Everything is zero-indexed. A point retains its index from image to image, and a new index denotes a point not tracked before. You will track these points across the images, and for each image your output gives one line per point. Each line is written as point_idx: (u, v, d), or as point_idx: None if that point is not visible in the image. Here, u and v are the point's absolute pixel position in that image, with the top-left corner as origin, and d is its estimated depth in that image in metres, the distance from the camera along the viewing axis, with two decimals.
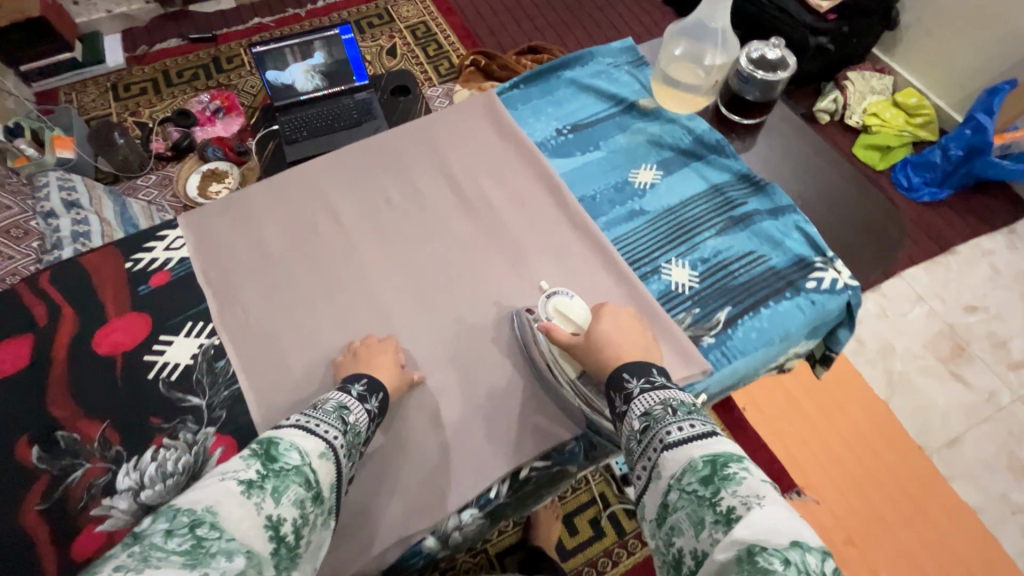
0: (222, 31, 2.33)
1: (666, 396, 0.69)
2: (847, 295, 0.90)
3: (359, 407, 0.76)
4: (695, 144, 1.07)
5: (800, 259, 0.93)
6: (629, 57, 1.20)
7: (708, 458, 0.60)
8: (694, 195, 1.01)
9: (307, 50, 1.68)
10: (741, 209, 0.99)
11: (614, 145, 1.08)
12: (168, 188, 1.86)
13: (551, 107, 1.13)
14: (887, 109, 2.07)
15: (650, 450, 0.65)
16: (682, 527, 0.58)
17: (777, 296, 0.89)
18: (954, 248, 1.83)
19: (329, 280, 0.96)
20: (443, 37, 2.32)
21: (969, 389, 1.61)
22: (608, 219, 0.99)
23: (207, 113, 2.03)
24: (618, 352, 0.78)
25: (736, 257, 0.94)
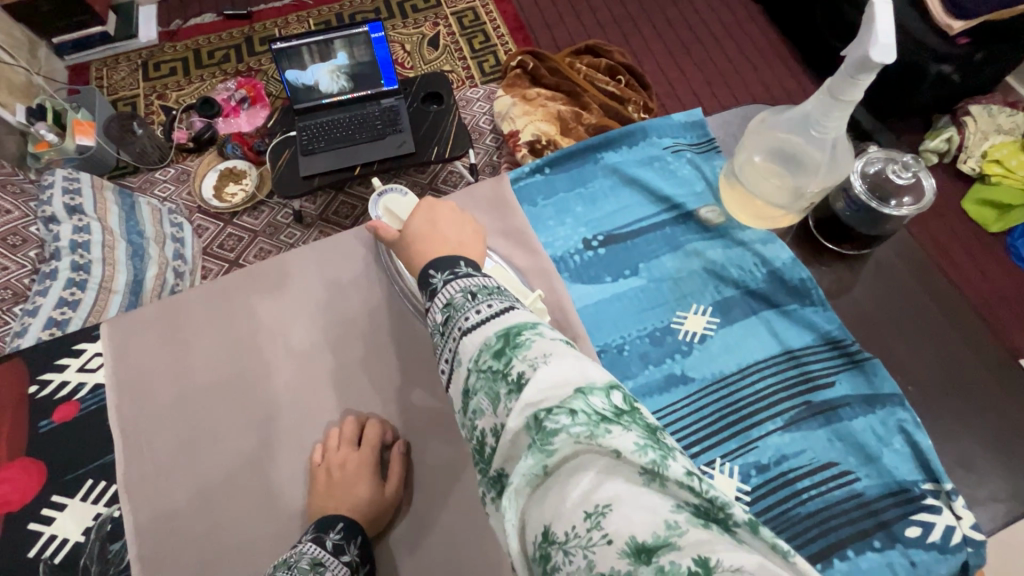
0: (258, 7, 2.16)
1: (466, 279, 0.60)
2: (964, 553, 0.67)
3: (342, 559, 0.68)
4: (768, 285, 0.84)
5: (897, 484, 0.71)
6: (694, 137, 0.98)
7: (500, 334, 0.52)
8: (757, 363, 0.79)
9: (327, 51, 1.48)
10: (822, 393, 0.76)
11: (659, 271, 0.86)
12: (185, 185, 1.77)
13: (581, 206, 0.91)
14: (1014, 155, 1.66)
15: (452, 341, 0.56)
16: (483, 406, 0.50)
17: (860, 542, 0.68)
18: None
19: (269, 432, 0.82)
20: (491, 27, 2.08)
21: None
22: (638, 383, 0.78)
23: (232, 102, 1.89)
24: (426, 252, 0.68)
25: (804, 468, 0.72)
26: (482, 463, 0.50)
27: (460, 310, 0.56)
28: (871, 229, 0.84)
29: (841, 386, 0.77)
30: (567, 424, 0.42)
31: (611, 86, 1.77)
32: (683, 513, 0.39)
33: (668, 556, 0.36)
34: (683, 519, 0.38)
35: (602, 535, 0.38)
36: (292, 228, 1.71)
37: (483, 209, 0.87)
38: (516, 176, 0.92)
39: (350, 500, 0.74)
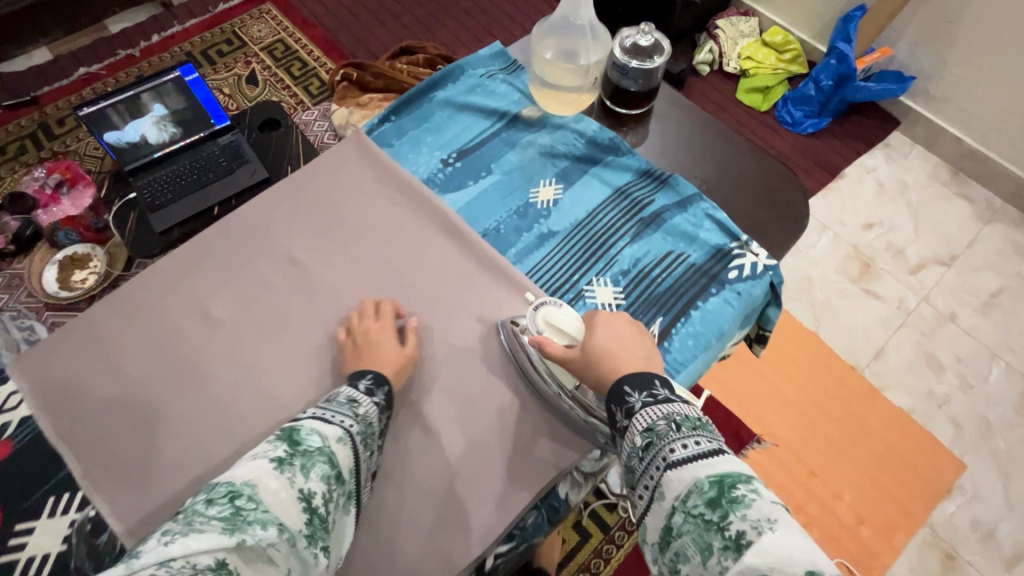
0: (43, 89, 2.01)
1: (668, 410, 0.66)
2: (768, 276, 0.90)
3: (370, 400, 0.75)
4: (588, 148, 1.02)
5: (716, 249, 0.92)
6: (502, 62, 1.13)
7: (714, 479, 0.57)
8: (599, 204, 0.97)
9: (135, 108, 1.48)
10: (649, 208, 0.96)
11: (506, 165, 1.01)
12: (19, 289, 1.58)
13: (430, 136, 1.04)
14: (759, 50, 2.13)
15: (653, 469, 0.62)
16: (688, 552, 0.55)
17: (704, 294, 0.88)
18: (842, 171, 1.95)
19: (221, 389, 0.84)
20: (306, 53, 2.14)
21: (881, 301, 1.72)
22: (518, 249, 0.94)
23: (48, 191, 1.75)
24: (613, 362, 0.74)
25: (653, 262, 0.91)
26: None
27: (666, 440, 0.62)
28: (647, 83, 1.04)
29: (659, 200, 0.97)
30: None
31: None
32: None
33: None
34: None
35: None
36: None
37: (353, 157, 1.02)
38: (372, 128, 1.05)
39: (377, 362, 0.81)
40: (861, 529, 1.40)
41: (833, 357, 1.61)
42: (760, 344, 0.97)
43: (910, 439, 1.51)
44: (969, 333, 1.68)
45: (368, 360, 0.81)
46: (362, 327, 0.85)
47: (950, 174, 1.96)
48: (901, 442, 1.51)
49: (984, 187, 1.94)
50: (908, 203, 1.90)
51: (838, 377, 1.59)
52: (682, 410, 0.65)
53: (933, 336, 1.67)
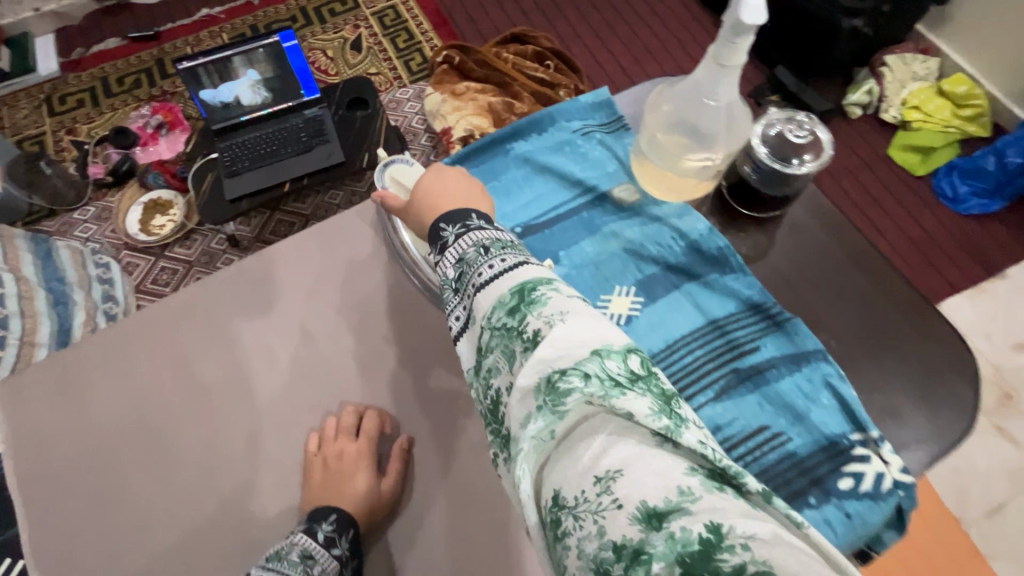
0: (166, 26, 2.06)
1: (478, 231, 0.54)
2: (897, 497, 0.63)
3: (331, 555, 0.71)
4: (687, 256, 0.79)
5: (829, 440, 0.67)
6: (605, 114, 0.90)
7: (514, 288, 0.47)
8: (683, 336, 0.73)
9: (224, 70, 1.44)
10: (749, 358, 0.72)
11: (578, 257, 0.79)
12: (107, 222, 1.67)
13: (498, 200, 0.83)
14: (932, 99, 1.75)
15: (465, 298, 0.51)
16: (497, 366, 0.46)
17: (797, 502, 0.63)
18: (1003, 271, 1.58)
19: (194, 489, 0.77)
20: (414, 24, 2.03)
21: (1015, 447, 1.39)
22: None
23: (149, 130, 1.79)
24: (436, 208, 0.61)
25: (741, 437, 0.67)
26: (495, 424, 0.47)
27: (473, 265, 0.50)
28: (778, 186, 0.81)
29: (759, 356, 0.72)
30: (583, 386, 0.39)
31: (541, 72, 1.76)
32: (697, 476, 0.37)
33: (679, 522, 0.35)
34: (697, 484, 0.36)
35: (613, 500, 0.37)
36: (229, 253, 1.63)
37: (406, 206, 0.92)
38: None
39: (337, 495, 0.77)
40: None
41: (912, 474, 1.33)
42: None
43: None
44: None
45: (332, 485, 0.77)
46: (336, 445, 0.78)
47: None
48: None
49: None
50: None
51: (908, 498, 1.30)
52: (495, 231, 0.53)
53: None
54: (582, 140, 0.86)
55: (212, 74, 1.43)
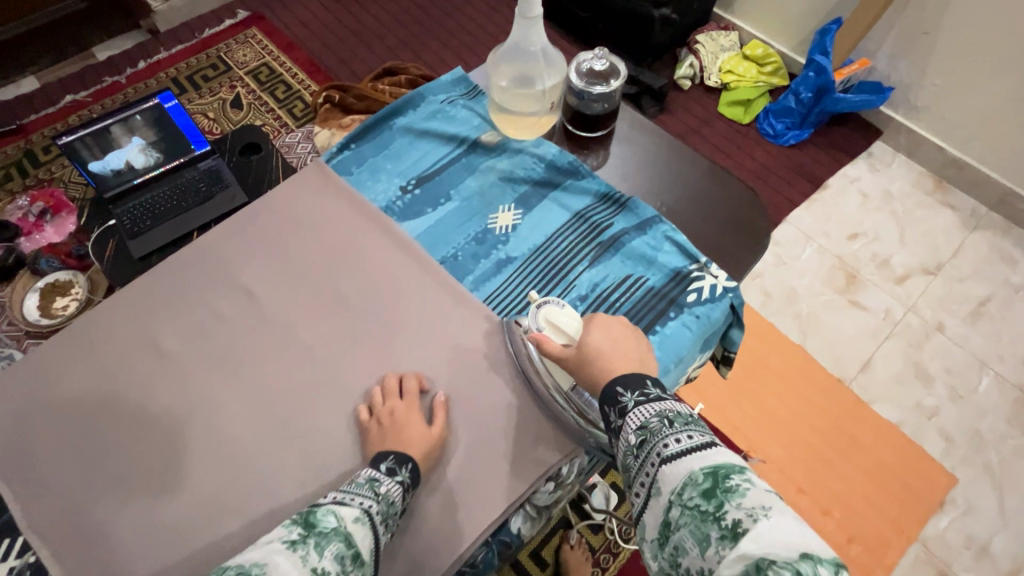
0: (29, 118, 2.03)
1: (660, 406, 0.66)
2: (728, 298, 0.86)
3: (395, 480, 0.70)
4: (548, 172, 0.98)
5: (675, 272, 0.88)
6: (462, 88, 1.09)
7: (709, 472, 0.58)
8: (557, 229, 0.93)
9: (103, 141, 1.48)
10: (607, 231, 0.92)
11: (465, 191, 0.97)
12: (3, 318, 1.57)
13: (390, 163, 0.99)
14: (740, 63, 2.14)
15: (648, 465, 0.62)
16: (687, 546, 0.56)
17: (662, 318, 0.83)
18: (825, 182, 1.94)
19: (217, 456, 0.76)
20: (290, 76, 2.15)
21: (867, 312, 1.70)
22: (475, 276, 0.90)
23: (31, 219, 1.75)
24: (608, 366, 0.72)
25: (613, 286, 0.87)
26: None
27: (660, 435, 0.62)
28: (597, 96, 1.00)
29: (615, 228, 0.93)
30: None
31: None
32: None
33: None
34: None
35: None
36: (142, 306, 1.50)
37: (317, 190, 0.95)
38: (329, 155, 0.99)
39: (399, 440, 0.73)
40: (800, 499, 1.41)
41: (784, 339, 1.64)
42: (726, 367, 0.94)
43: (858, 420, 1.53)
44: (957, 344, 1.66)
45: (389, 441, 0.73)
46: (387, 410, 0.76)
47: (934, 184, 1.96)
48: (889, 455, 1.49)
49: (968, 195, 1.93)
50: (893, 212, 1.89)
51: (782, 354, 1.61)
52: (677, 406, 0.66)
53: (920, 346, 1.65)
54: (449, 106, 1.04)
55: (92, 145, 1.47)
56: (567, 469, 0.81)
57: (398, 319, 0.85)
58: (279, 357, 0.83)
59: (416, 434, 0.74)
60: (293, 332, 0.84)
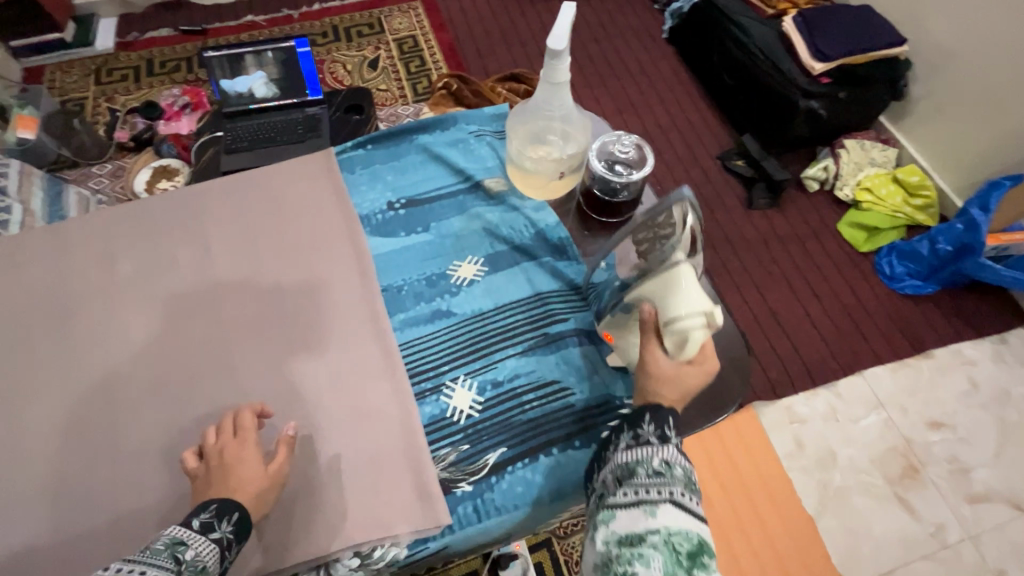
0: (214, 25, 2.32)
1: (686, 466, 0.61)
2: None
3: (213, 538, 0.57)
4: (533, 240, 0.81)
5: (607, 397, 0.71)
6: (497, 126, 0.94)
7: (700, 538, 0.56)
8: (512, 303, 0.77)
9: (234, 66, 1.64)
10: (559, 327, 0.75)
11: (444, 231, 0.84)
12: (119, 180, 1.84)
13: (392, 176, 0.90)
14: (885, 185, 1.86)
15: (653, 492, 0.58)
16: (650, 562, 0.54)
17: (565, 442, 0.68)
18: (929, 351, 1.64)
19: (95, 429, 0.75)
20: (428, 54, 2.26)
21: (913, 518, 1.42)
22: (405, 317, 0.78)
23: (174, 108, 2.01)
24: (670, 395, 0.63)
25: (529, 387, 0.70)
26: None
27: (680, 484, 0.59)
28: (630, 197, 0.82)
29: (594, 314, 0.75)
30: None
31: None
32: None
33: None
34: None
35: None
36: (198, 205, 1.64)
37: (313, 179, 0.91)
38: (344, 149, 0.92)
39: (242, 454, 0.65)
40: None
41: (796, 503, 1.43)
42: None
43: None
44: None
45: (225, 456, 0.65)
46: (216, 446, 0.64)
47: None
48: None
49: None
50: (1000, 418, 1.55)
51: (779, 511, 1.41)
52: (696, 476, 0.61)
53: None
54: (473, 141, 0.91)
55: (224, 66, 1.63)
56: (379, 551, 0.64)
57: (309, 352, 0.77)
58: (190, 339, 0.80)
59: (242, 488, 0.61)
60: (217, 318, 0.81)
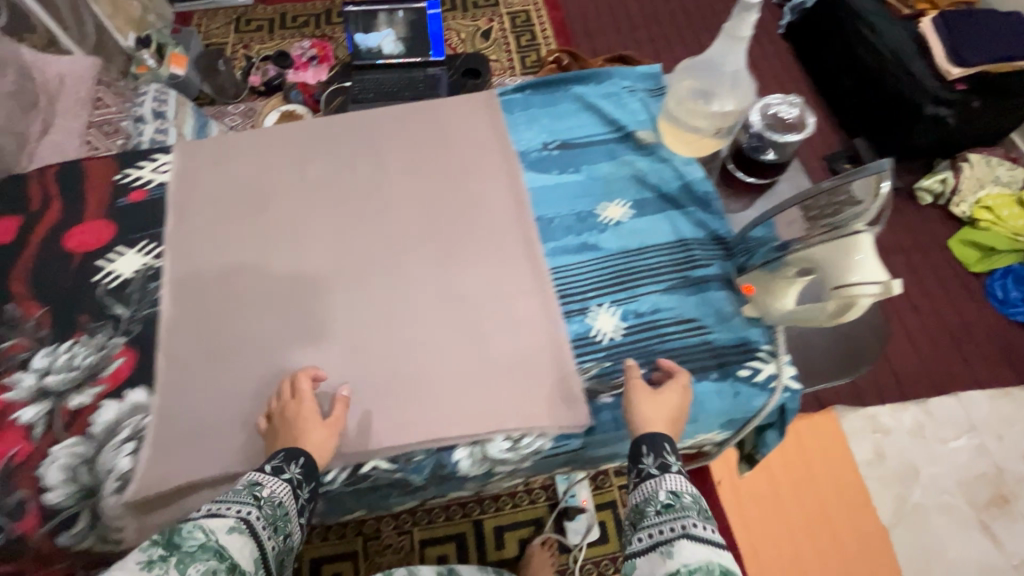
0: None
1: (699, 498, 0.52)
2: (782, 396, 0.65)
3: (285, 479, 0.53)
4: (680, 192, 0.78)
5: (746, 341, 0.68)
6: (651, 83, 0.89)
7: (727, 567, 0.45)
8: (656, 248, 0.74)
9: (368, 22, 1.80)
10: (701, 270, 0.72)
11: (594, 174, 0.81)
12: (250, 120, 2.02)
13: (548, 119, 0.86)
14: (1009, 205, 1.72)
15: (662, 526, 0.49)
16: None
17: (701, 373, 0.65)
18: None
19: (224, 329, 0.70)
20: (539, 29, 2.29)
21: (996, 548, 1.36)
22: (556, 245, 0.75)
23: (303, 59, 2.14)
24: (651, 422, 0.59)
25: (672, 321, 0.69)
26: None
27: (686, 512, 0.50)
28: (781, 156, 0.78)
29: (736, 263, 0.71)
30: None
31: None
32: None
33: None
34: None
35: None
36: None
37: (462, 99, 0.88)
38: (503, 91, 0.89)
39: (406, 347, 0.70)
40: None
41: (871, 513, 1.39)
42: (747, 466, 0.74)
43: None
44: None
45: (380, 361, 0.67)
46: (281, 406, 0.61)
47: None
48: None
49: None
50: None
51: (849, 518, 1.38)
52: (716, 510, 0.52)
53: None
54: (626, 93, 0.86)
55: (359, 24, 1.79)
56: (529, 439, 0.63)
57: (457, 271, 0.73)
58: (328, 252, 0.75)
59: (316, 441, 0.57)
60: (360, 236, 0.76)
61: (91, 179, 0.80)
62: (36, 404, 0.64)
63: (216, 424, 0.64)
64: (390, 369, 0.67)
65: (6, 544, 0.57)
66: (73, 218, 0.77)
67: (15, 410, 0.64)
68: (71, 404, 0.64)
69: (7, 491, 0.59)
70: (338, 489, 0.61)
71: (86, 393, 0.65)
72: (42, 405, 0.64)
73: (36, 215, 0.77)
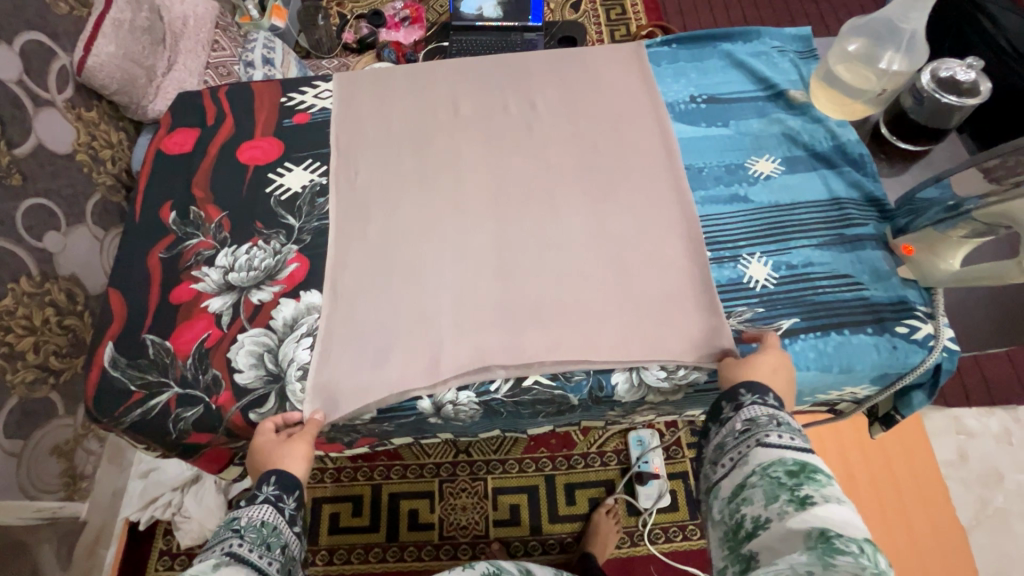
0: None
1: (775, 411, 0.55)
2: (939, 355, 0.65)
3: (262, 500, 0.54)
4: (833, 153, 0.78)
5: (903, 299, 0.67)
6: (800, 46, 0.89)
7: (800, 460, 0.49)
8: (808, 205, 0.75)
9: None
10: (855, 229, 0.72)
11: (744, 128, 0.81)
12: None
13: (695, 74, 0.86)
14: None
15: (741, 445, 0.54)
16: (753, 499, 0.49)
17: (856, 326, 0.66)
18: None
19: (388, 244, 0.73)
20: (630, 5, 1.97)
21: None
22: (706, 194, 0.76)
23: (395, 19, 1.98)
24: (751, 374, 0.59)
25: (826, 275, 0.69)
26: (732, 541, 0.50)
27: (762, 427, 0.53)
28: (930, 122, 0.77)
29: (893, 223, 0.71)
30: (859, 555, 0.40)
31: None
32: None
33: None
34: None
35: None
36: None
37: (609, 54, 0.89)
38: (650, 44, 0.90)
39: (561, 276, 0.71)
40: None
41: None
42: (881, 427, 0.74)
43: None
44: None
45: (538, 287, 0.69)
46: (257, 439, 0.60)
47: None
48: None
49: None
50: None
51: (930, 517, 1.09)
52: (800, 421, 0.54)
53: None
54: (777, 53, 0.86)
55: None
56: (683, 371, 0.65)
57: (610, 209, 0.75)
58: (483, 182, 0.78)
59: (289, 464, 0.58)
60: (514, 171, 0.79)
61: (260, 102, 0.85)
62: (223, 296, 0.70)
63: (386, 329, 0.67)
64: (546, 292, 0.69)
65: (206, 415, 0.64)
66: (245, 135, 0.82)
67: (206, 299, 0.69)
68: (253, 299, 0.69)
69: (203, 368, 0.65)
70: (500, 400, 0.65)
71: (266, 291, 0.70)
72: (227, 298, 0.69)
73: (213, 130, 0.83)
